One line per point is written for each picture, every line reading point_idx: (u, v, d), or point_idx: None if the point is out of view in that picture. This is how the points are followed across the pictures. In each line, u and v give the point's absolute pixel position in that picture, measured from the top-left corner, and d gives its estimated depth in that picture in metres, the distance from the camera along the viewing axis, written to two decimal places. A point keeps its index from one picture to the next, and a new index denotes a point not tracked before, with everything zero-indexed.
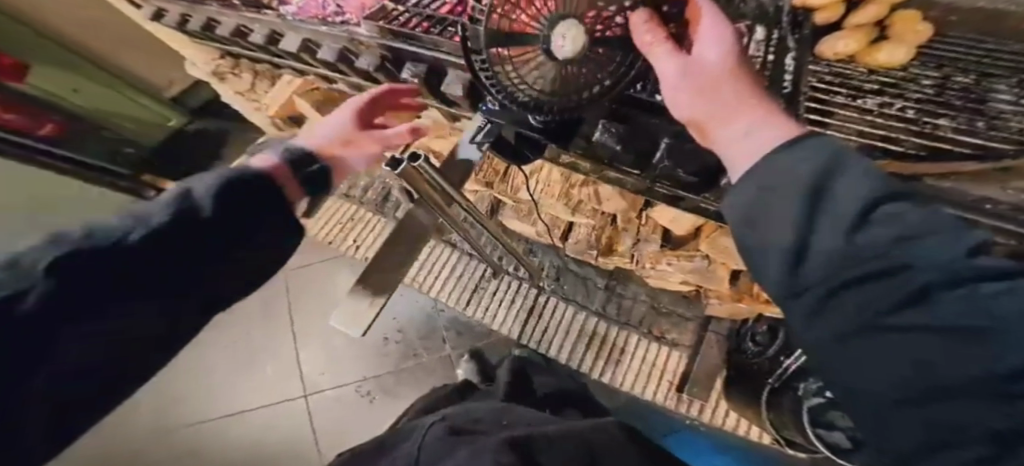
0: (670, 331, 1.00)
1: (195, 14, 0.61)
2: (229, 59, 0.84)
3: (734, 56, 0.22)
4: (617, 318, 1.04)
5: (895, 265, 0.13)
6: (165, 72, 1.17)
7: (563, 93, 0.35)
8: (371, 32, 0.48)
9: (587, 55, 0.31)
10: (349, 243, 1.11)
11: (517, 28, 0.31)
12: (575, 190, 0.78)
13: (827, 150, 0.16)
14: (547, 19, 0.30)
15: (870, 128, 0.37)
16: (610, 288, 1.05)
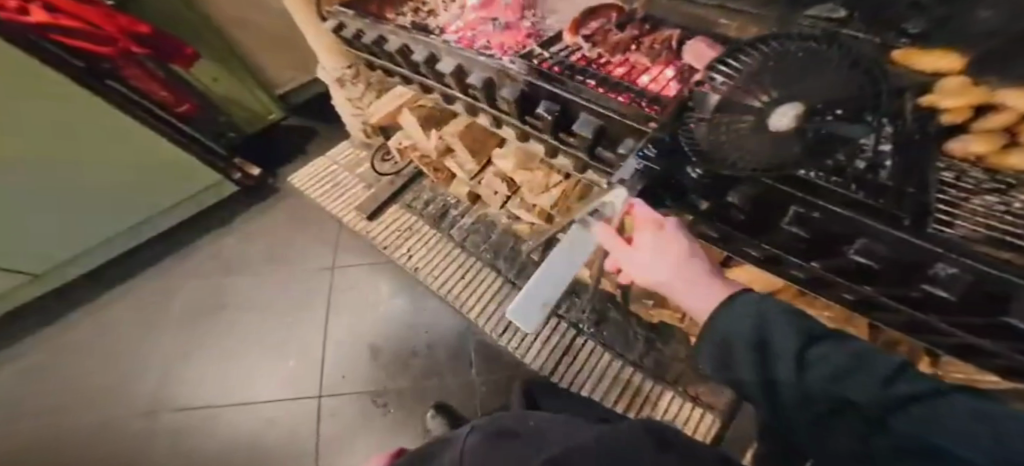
0: (699, 390, 0.95)
1: (371, 29, 0.69)
2: (355, 68, 0.96)
3: (691, 252, 0.34)
4: (653, 371, 1.01)
5: (832, 398, 0.22)
6: (283, 71, 1.30)
7: (768, 157, 0.36)
8: (522, 68, 0.54)
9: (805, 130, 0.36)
10: (403, 252, 1.13)
11: (737, 99, 0.40)
12: None
13: (769, 313, 0.26)
14: (768, 99, 0.38)
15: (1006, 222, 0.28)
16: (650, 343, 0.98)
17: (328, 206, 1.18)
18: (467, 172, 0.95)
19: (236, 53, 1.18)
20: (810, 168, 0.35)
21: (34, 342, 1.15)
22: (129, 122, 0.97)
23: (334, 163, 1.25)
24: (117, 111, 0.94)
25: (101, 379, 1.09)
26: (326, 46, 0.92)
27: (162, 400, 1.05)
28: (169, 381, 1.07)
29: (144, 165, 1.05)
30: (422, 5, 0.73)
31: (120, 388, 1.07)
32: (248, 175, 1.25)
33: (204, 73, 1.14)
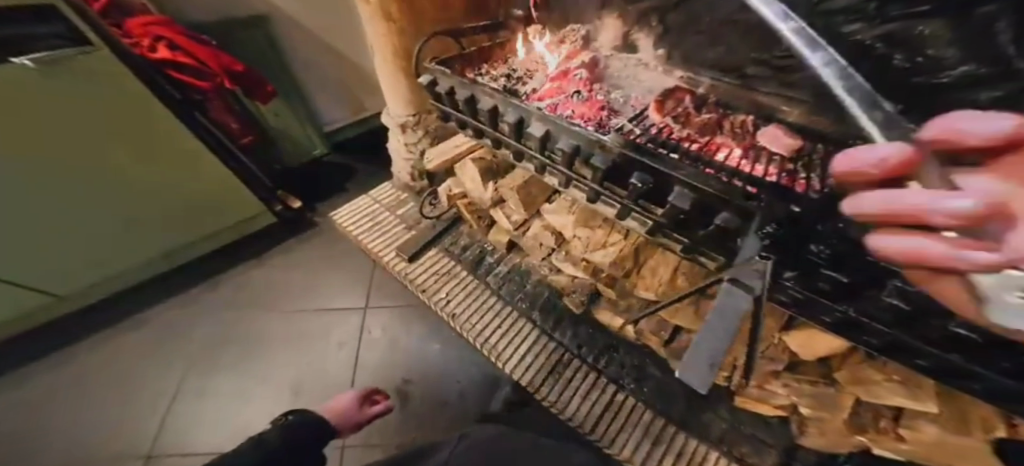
0: (745, 452, 0.82)
1: (463, 89, 0.74)
2: (418, 116, 1.04)
3: None
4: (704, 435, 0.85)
5: None
6: (335, 111, 1.45)
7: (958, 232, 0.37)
8: (617, 141, 0.58)
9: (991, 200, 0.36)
10: (441, 295, 1.05)
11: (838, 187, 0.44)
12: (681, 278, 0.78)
13: None
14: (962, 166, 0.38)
15: None
16: (692, 401, 0.88)
17: (367, 245, 1.17)
18: (513, 223, 0.94)
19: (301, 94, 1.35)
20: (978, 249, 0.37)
21: (54, 359, 1.12)
22: (205, 148, 1.06)
23: (375, 202, 1.27)
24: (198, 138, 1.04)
25: (108, 407, 1.02)
26: (401, 95, 1.00)
27: (165, 434, 0.97)
28: (178, 414, 1.00)
29: (203, 190, 1.11)
30: (511, 73, 0.81)
31: (125, 419, 1.00)
32: (290, 206, 1.31)
33: (271, 110, 1.30)
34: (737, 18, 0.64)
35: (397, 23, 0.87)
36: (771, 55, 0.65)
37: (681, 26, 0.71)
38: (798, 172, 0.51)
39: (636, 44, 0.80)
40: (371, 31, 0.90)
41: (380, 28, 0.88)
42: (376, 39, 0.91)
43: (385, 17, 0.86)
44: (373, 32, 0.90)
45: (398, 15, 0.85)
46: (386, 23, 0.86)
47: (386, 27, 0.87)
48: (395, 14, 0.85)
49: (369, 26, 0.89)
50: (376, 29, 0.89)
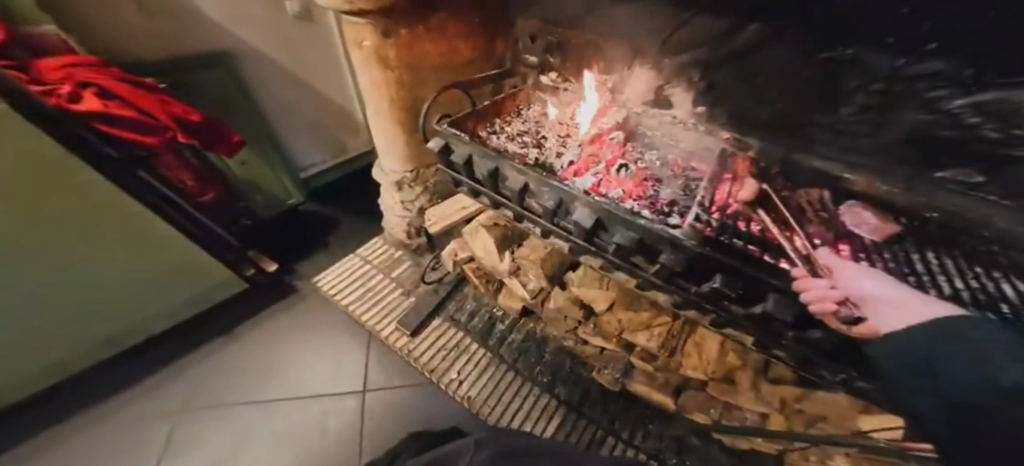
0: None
1: (483, 160, 0.64)
2: (418, 172, 0.94)
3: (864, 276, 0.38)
4: None
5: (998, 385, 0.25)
6: (311, 154, 1.30)
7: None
8: (690, 236, 0.48)
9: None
10: (452, 377, 0.90)
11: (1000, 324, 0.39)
12: (731, 358, 0.65)
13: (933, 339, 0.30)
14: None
15: None
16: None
17: (360, 318, 1.02)
18: (529, 292, 0.80)
19: (274, 137, 1.19)
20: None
21: None
22: (149, 215, 0.85)
23: (366, 263, 1.13)
24: (129, 194, 0.80)
25: None
26: (399, 148, 0.89)
27: None
28: None
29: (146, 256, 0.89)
30: (539, 140, 0.71)
31: None
32: (264, 270, 1.12)
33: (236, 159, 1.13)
34: (800, 73, 0.57)
35: (394, 71, 0.76)
36: (834, 118, 0.58)
37: (727, 82, 0.66)
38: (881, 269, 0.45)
39: (670, 99, 0.73)
40: (364, 79, 0.80)
41: (375, 75, 0.77)
42: (369, 88, 0.80)
43: (382, 64, 0.75)
44: (367, 81, 0.79)
45: (396, 62, 0.75)
46: (383, 70, 0.76)
47: (383, 75, 0.77)
48: (393, 61, 0.75)
49: (361, 74, 0.79)
50: (370, 78, 0.78)
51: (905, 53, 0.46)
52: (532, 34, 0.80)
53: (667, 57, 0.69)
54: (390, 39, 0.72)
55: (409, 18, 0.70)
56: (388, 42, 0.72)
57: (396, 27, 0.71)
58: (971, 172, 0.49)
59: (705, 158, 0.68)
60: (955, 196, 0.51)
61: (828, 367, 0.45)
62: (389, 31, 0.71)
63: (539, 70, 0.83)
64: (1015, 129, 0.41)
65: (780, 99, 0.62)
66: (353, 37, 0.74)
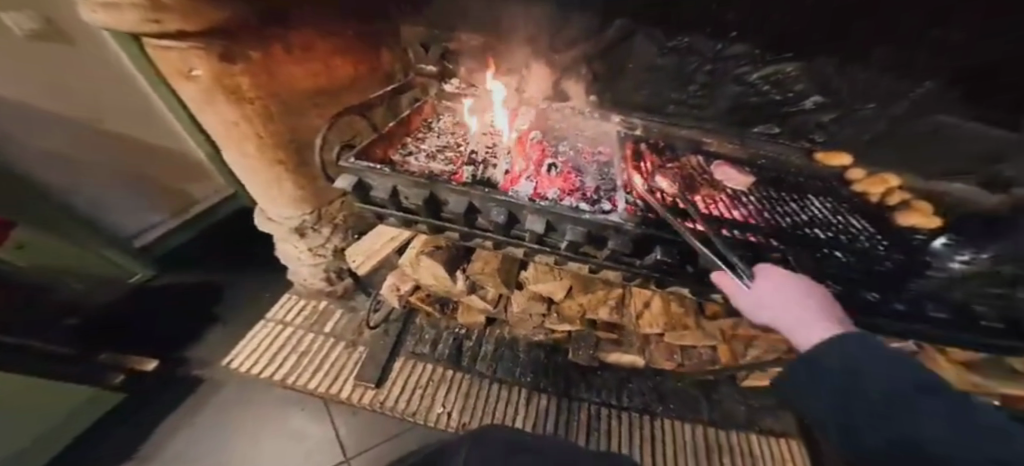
0: (770, 421, 0.87)
1: (411, 188, 0.60)
2: (318, 212, 0.84)
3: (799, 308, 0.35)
4: (728, 422, 0.87)
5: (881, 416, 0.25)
6: (140, 215, 0.98)
7: (859, 236, 0.61)
8: (626, 219, 0.56)
9: (847, 215, 0.67)
10: (439, 411, 0.85)
11: (831, 232, 0.61)
12: (675, 307, 0.81)
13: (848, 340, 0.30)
14: (839, 206, 0.68)
15: (877, 191, 0.70)
16: (709, 397, 0.90)
17: (309, 388, 0.87)
18: (491, 302, 0.85)
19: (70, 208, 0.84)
20: (856, 229, 0.63)
21: None
22: None
23: (285, 327, 0.96)
24: None
25: None
26: (285, 189, 0.77)
27: None
28: None
29: None
30: (464, 154, 0.70)
31: None
32: (140, 369, 0.89)
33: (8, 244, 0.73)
34: (655, 63, 0.71)
35: (254, 103, 0.63)
36: (686, 94, 0.74)
37: (608, 75, 0.76)
38: (753, 213, 0.62)
39: (566, 92, 0.80)
40: (212, 117, 0.63)
41: (226, 111, 0.62)
42: (220, 126, 0.64)
43: (232, 96, 0.60)
44: (213, 117, 0.63)
45: (253, 92, 0.62)
46: (236, 104, 0.61)
47: (237, 109, 0.62)
48: (248, 90, 0.61)
49: (199, 110, 0.63)
50: (218, 114, 0.62)
51: (720, 39, 0.64)
52: (423, 42, 0.76)
53: (558, 54, 0.74)
54: (236, 67, 0.58)
55: (255, 40, 0.58)
56: (232, 69, 0.58)
57: (240, 51, 0.58)
58: (771, 125, 0.75)
59: (606, 143, 0.78)
60: (767, 143, 0.76)
61: None
62: (231, 55, 0.57)
63: (439, 79, 0.81)
64: (788, 93, 0.69)
65: (648, 84, 0.74)
66: (174, 67, 0.55)
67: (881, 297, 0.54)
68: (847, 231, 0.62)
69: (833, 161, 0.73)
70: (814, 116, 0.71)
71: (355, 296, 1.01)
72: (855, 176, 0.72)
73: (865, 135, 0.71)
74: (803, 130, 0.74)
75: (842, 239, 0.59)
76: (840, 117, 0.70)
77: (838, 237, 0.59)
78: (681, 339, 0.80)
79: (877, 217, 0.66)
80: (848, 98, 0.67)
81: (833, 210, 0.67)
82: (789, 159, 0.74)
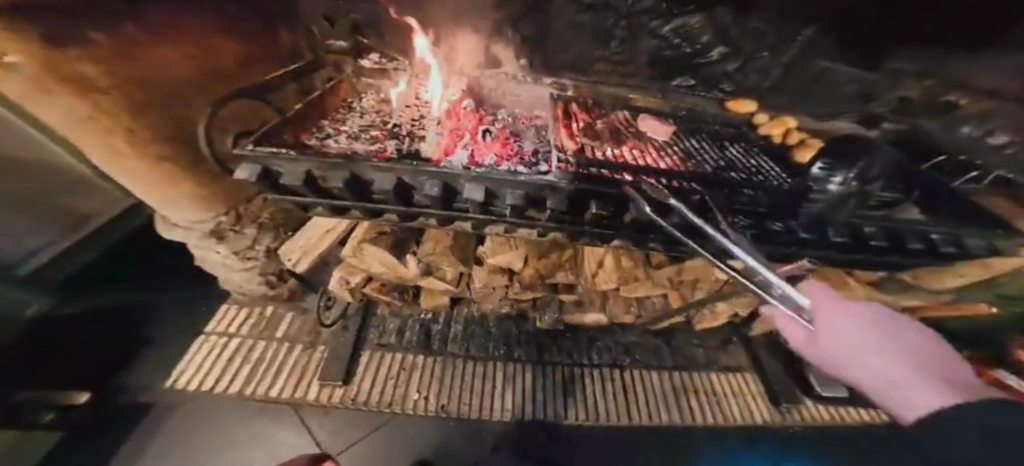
0: (725, 359, 0.98)
1: (330, 170, 0.57)
2: (234, 212, 0.78)
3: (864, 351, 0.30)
4: (689, 364, 0.96)
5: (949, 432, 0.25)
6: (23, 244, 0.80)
7: (763, 172, 0.68)
8: (560, 177, 0.57)
9: (751, 154, 0.74)
10: (416, 396, 0.85)
11: (750, 174, 0.66)
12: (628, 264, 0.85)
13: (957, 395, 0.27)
14: (754, 152, 0.75)
15: (773, 132, 0.79)
16: (670, 343, 0.99)
17: (270, 396, 0.82)
18: (451, 282, 0.85)
19: None
20: (766, 167, 0.69)
21: None
22: None
23: (233, 338, 0.90)
24: None
25: None
26: (184, 191, 0.70)
27: None
28: None
29: None
30: (389, 130, 0.68)
31: None
32: (73, 404, 0.81)
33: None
34: (576, 20, 0.71)
35: (113, 94, 0.52)
36: (610, 52, 0.76)
37: (535, 36, 0.75)
38: (671, 159, 0.67)
39: (497, 57, 0.79)
40: (51, 111, 0.49)
41: (71, 105, 0.49)
42: (69, 126, 0.52)
43: (81, 89, 0.48)
44: (55, 116, 0.50)
45: (109, 81, 0.51)
46: (89, 98, 0.50)
47: (85, 101, 0.50)
48: (101, 81, 0.50)
49: (23, 100, 0.47)
50: (63, 112, 0.50)
51: None
52: (328, 17, 0.73)
53: (481, 19, 0.73)
54: (77, 52, 0.45)
55: (100, 17, 0.46)
56: (73, 55, 0.45)
57: (82, 32, 0.45)
58: (686, 78, 0.80)
59: (543, 106, 0.79)
60: (686, 96, 0.82)
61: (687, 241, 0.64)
62: (67, 39, 0.43)
63: (356, 54, 0.78)
64: (696, 45, 0.74)
65: (574, 46, 0.76)
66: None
67: (784, 228, 0.61)
68: (761, 171, 0.68)
69: (743, 108, 0.80)
70: (719, 67, 0.77)
71: (305, 297, 0.97)
72: (759, 122, 0.80)
73: (766, 82, 0.78)
74: (713, 81, 0.80)
75: (750, 177, 0.65)
76: (747, 66, 0.76)
77: (752, 178, 0.64)
78: (632, 291, 0.86)
79: (782, 157, 0.74)
80: (747, 47, 0.72)
81: (750, 154, 0.75)
82: (705, 113, 0.81)
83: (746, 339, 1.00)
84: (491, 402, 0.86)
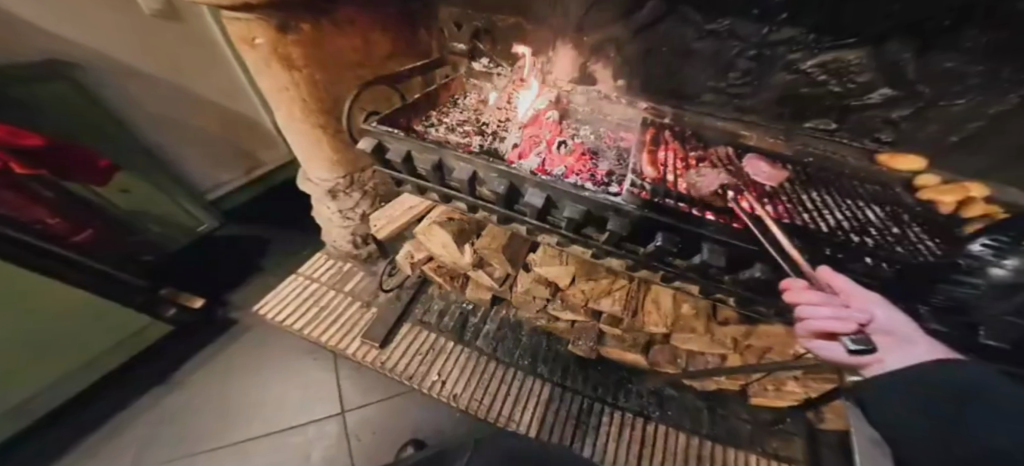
0: (778, 446, 0.76)
1: (422, 153, 0.63)
2: (348, 178, 0.92)
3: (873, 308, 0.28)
4: (730, 438, 0.78)
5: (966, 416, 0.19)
6: (215, 174, 1.13)
7: (899, 240, 0.51)
8: (630, 201, 0.53)
9: (899, 218, 0.56)
10: (434, 378, 0.89)
11: (883, 238, 0.51)
12: (691, 317, 0.75)
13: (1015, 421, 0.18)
14: (908, 216, 0.56)
15: (942, 197, 0.57)
16: (713, 410, 0.82)
17: (322, 339, 0.96)
18: (497, 280, 0.85)
19: (168, 168, 1.01)
20: (919, 236, 0.52)
21: None
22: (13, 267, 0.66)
23: (313, 282, 1.06)
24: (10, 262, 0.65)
25: None
26: (323, 151, 0.85)
27: None
28: None
29: (40, 317, 0.74)
30: (479, 127, 0.73)
31: None
32: (190, 307, 1.01)
33: (114, 185, 0.90)
34: (691, 46, 0.66)
35: (302, 70, 0.70)
36: (725, 82, 0.68)
37: (638, 56, 0.72)
38: (774, 206, 0.56)
39: (593, 76, 0.79)
40: (264, 83, 0.71)
41: (280, 77, 0.70)
42: (274, 93, 0.73)
43: (284, 64, 0.68)
44: (269, 84, 0.71)
45: (303, 60, 0.69)
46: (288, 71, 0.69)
47: (289, 76, 0.70)
48: (299, 61, 0.69)
49: (258, 74, 0.70)
50: (273, 81, 0.71)
51: (767, 22, 0.57)
52: (457, 21, 0.82)
53: (586, 36, 0.74)
54: (289, 36, 0.65)
55: (305, 13, 0.65)
56: (288, 40, 0.66)
57: (294, 22, 0.65)
58: (827, 121, 0.66)
59: (631, 129, 0.75)
60: (819, 141, 0.68)
61: (764, 305, 0.54)
62: (285, 26, 0.64)
63: (470, 57, 0.85)
64: (850, 84, 0.59)
65: (683, 69, 0.69)
66: (241, 37, 0.64)
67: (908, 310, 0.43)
68: (905, 240, 0.51)
69: (899, 164, 0.63)
70: (881, 112, 0.61)
71: (378, 262, 1.08)
72: (922, 183, 0.60)
73: (952, 136, 0.58)
74: (868, 127, 0.64)
75: (875, 240, 0.51)
76: (919, 116, 0.58)
77: (886, 247, 0.49)
78: (689, 342, 0.75)
79: (939, 225, 0.54)
80: (929, 93, 0.55)
81: (892, 216, 0.56)
82: (840, 164, 0.66)
83: (811, 432, 0.76)
84: (500, 408, 0.85)
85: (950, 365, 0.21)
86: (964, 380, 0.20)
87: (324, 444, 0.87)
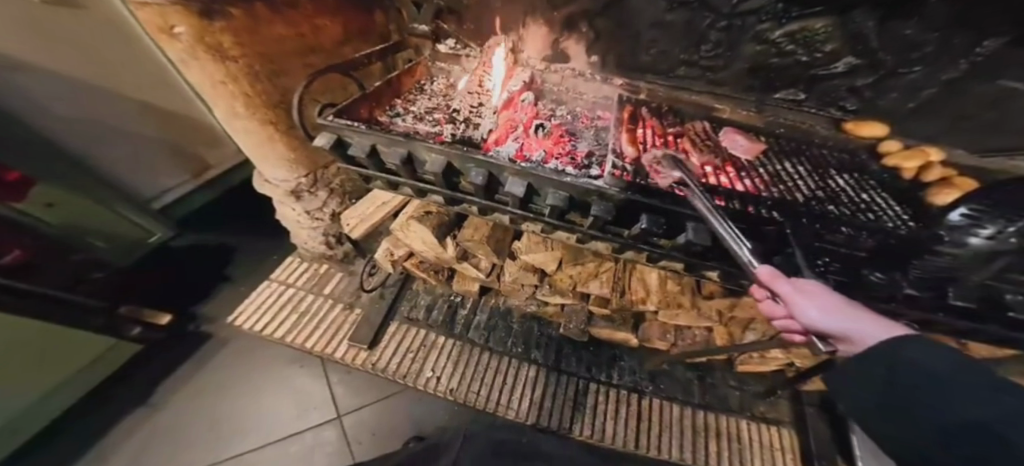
0: (765, 410, 0.82)
1: (392, 146, 0.59)
2: (311, 177, 0.86)
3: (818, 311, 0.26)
4: (719, 404, 0.83)
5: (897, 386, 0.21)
6: (159, 179, 1.02)
7: (868, 208, 0.53)
8: (611, 184, 0.52)
9: (868, 185, 0.58)
10: (429, 374, 0.88)
11: (855, 206, 0.53)
12: (681, 295, 0.77)
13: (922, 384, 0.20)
14: (877, 184, 0.58)
15: (908, 163, 0.59)
16: (702, 380, 0.86)
17: (304, 346, 0.91)
18: (484, 271, 0.84)
19: (99, 174, 0.90)
20: (888, 204, 0.54)
21: None
22: None
23: (287, 287, 1.00)
24: None
25: None
26: (277, 150, 0.77)
27: None
28: None
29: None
30: (450, 114, 0.69)
31: None
32: (156, 324, 0.94)
33: (36, 200, 0.80)
34: (663, 19, 0.63)
35: (238, 61, 0.62)
36: (698, 55, 0.66)
37: (611, 32, 0.69)
38: (752, 178, 0.57)
39: (566, 53, 0.75)
40: (195, 77, 0.63)
41: (211, 70, 0.61)
42: (209, 89, 0.64)
43: (214, 54, 0.59)
44: (200, 79, 0.62)
45: (237, 49, 0.61)
46: (220, 62, 0.60)
47: (223, 68, 0.61)
48: (232, 50, 0.61)
49: (183, 67, 0.61)
50: (204, 74, 0.61)
51: None
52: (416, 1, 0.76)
53: (555, 10, 0.70)
54: (216, 23, 0.57)
55: None
56: (217, 26, 0.57)
57: (219, 6, 0.56)
58: (795, 91, 0.65)
59: (607, 107, 0.74)
60: (790, 112, 0.68)
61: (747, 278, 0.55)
62: (211, 12, 0.56)
63: (434, 39, 0.80)
64: (816, 53, 0.59)
65: (656, 43, 0.67)
66: (155, 25, 0.54)
67: (886, 279, 0.45)
68: (875, 208, 0.53)
69: (866, 131, 0.63)
70: (846, 80, 0.61)
71: (356, 261, 1.04)
72: (886, 150, 0.62)
73: (909, 103, 0.60)
74: (832, 97, 0.64)
75: (847, 210, 0.52)
76: (881, 85, 0.59)
77: (859, 216, 0.51)
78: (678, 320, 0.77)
79: (904, 192, 0.56)
80: (890, 60, 0.56)
81: (860, 184, 0.58)
82: (811, 135, 0.67)
83: (795, 394, 0.82)
84: (499, 398, 0.85)
85: (890, 351, 0.22)
86: (903, 368, 0.21)
87: (322, 451, 0.84)
